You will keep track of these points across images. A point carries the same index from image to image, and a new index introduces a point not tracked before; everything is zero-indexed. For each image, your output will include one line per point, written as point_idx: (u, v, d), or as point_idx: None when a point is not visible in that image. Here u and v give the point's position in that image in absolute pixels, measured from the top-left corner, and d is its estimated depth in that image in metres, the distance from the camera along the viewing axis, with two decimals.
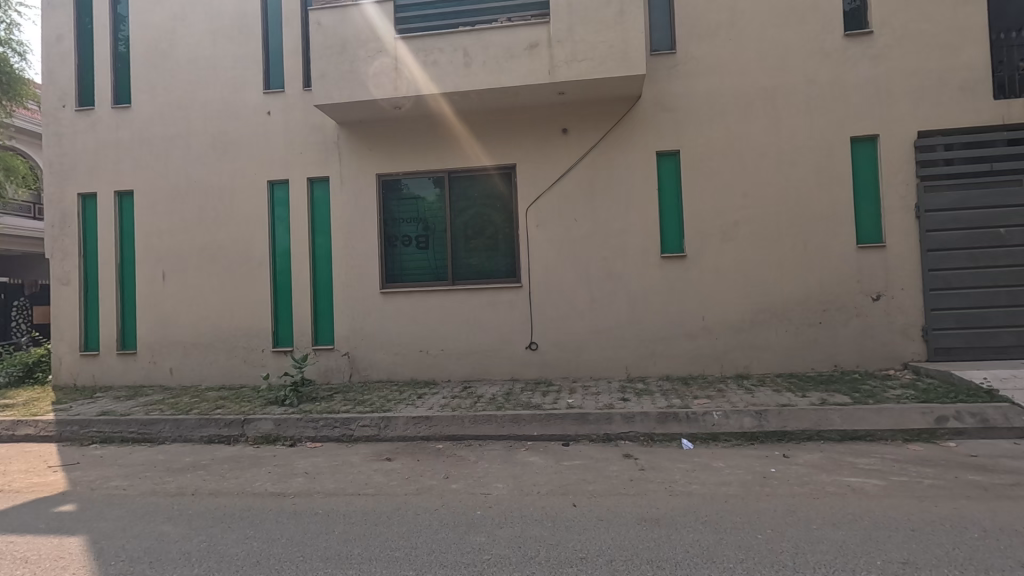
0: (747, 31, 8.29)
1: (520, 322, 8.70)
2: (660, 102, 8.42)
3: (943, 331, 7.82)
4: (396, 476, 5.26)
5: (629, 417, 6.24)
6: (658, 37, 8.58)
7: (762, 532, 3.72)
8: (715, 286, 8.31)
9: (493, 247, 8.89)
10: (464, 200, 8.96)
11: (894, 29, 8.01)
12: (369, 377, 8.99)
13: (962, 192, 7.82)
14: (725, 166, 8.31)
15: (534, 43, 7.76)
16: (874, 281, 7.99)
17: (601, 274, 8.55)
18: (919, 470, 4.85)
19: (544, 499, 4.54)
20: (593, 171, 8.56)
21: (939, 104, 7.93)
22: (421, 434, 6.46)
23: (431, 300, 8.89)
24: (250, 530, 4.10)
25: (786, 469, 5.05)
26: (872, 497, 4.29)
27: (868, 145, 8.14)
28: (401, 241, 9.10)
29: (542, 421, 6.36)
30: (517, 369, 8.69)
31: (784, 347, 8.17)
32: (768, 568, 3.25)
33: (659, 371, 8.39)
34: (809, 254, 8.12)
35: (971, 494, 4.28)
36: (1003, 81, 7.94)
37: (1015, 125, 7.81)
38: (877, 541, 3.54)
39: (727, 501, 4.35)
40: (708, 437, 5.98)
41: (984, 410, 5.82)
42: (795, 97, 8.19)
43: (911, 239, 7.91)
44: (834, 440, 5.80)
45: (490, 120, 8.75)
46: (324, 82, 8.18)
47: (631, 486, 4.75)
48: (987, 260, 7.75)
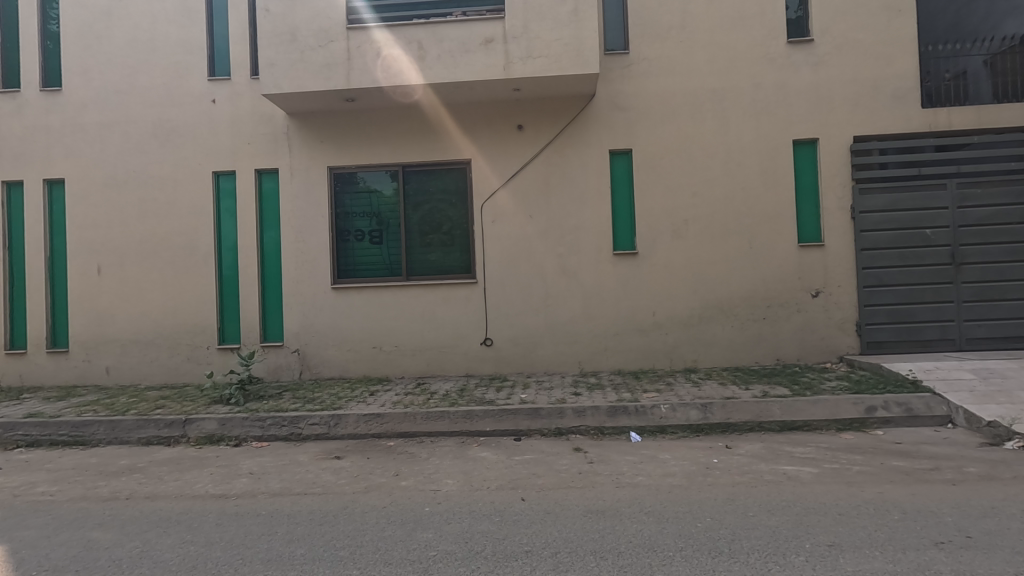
0: (697, 34, 8.52)
1: (474, 319, 8.70)
2: (613, 101, 8.56)
3: (875, 326, 8.26)
4: (345, 475, 5.18)
5: (580, 411, 6.33)
6: (612, 36, 8.72)
7: (702, 520, 3.85)
8: (666, 283, 8.52)
9: (449, 243, 8.84)
10: (419, 195, 8.87)
11: (833, 38, 8.39)
12: (320, 374, 8.81)
13: (893, 194, 8.27)
14: (676, 166, 8.52)
15: (489, 38, 7.73)
16: (813, 278, 8.36)
17: (556, 270, 8.63)
18: (849, 457, 5.13)
19: (493, 493, 4.56)
20: (549, 168, 8.62)
21: (874, 110, 8.35)
22: (373, 432, 6.39)
23: (385, 296, 8.78)
24: (188, 533, 3.96)
25: (728, 459, 5.24)
26: (805, 484, 4.51)
27: (808, 148, 8.50)
28: (354, 235, 8.93)
29: (495, 417, 6.37)
30: (472, 365, 8.69)
31: (730, 343, 8.46)
32: (707, 555, 3.36)
33: (611, 366, 8.56)
34: (754, 252, 8.44)
35: (895, 479, 4.56)
36: (931, 91, 8.40)
37: (941, 132, 8.29)
38: (807, 525, 3.72)
39: (671, 491, 4.48)
40: (656, 429, 6.16)
41: (909, 400, 6.19)
42: (742, 100, 8.47)
43: (848, 238, 8.32)
44: (773, 430, 6.06)
45: (445, 115, 8.69)
46: (273, 72, 7.93)
47: (580, 479, 4.83)
48: (916, 259, 8.20)
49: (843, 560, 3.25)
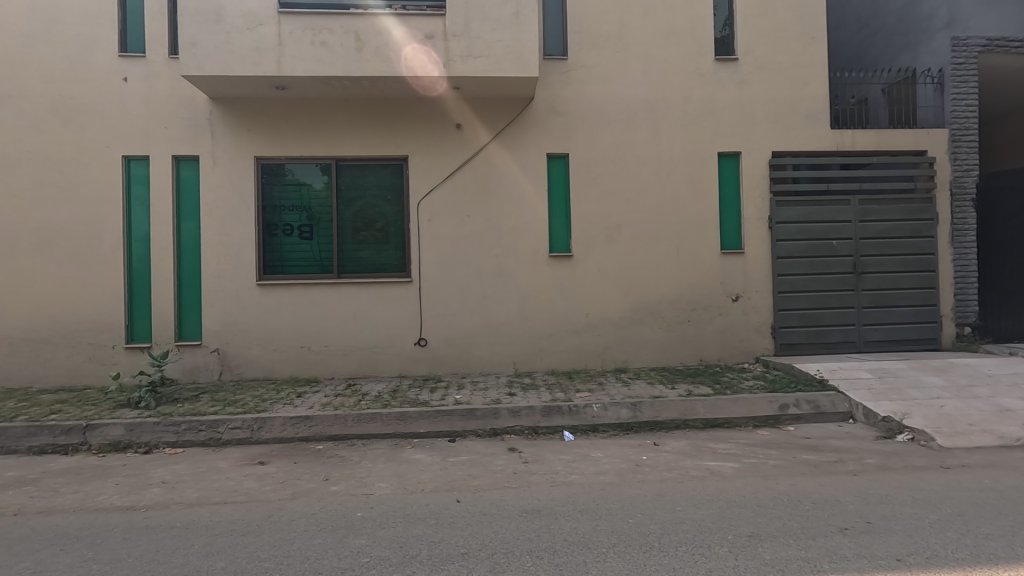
0: (633, 45, 8.81)
1: (409, 318, 8.54)
2: (552, 106, 8.69)
3: (787, 329, 8.87)
4: (271, 481, 4.92)
5: (515, 411, 6.36)
6: (551, 41, 8.87)
7: (633, 516, 3.98)
8: (599, 285, 8.74)
9: (383, 240, 8.63)
10: (352, 190, 8.60)
11: (756, 58, 8.94)
12: (242, 375, 8.35)
13: (805, 207, 8.90)
14: (610, 172, 8.77)
15: (429, 34, 7.62)
16: (734, 283, 8.87)
17: (492, 271, 8.63)
18: (766, 452, 5.48)
19: (428, 496, 4.49)
20: (487, 169, 8.62)
21: (790, 128, 8.95)
22: (300, 435, 6.12)
23: (314, 294, 8.43)
24: (89, 551, 3.61)
25: (656, 456, 5.46)
26: (727, 478, 4.77)
27: (732, 161, 9.00)
28: (282, 229, 8.52)
29: (429, 419, 6.29)
30: (405, 365, 8.54)
31: (658, 344, 8.81)
32: (638, 550, 3.47)
33: (545, 366, 8.67)
34: (681, 257, 8.83)
35: (805, 471, 4.92)
36: (839, 114, 9.19)
37: (847, 152, 9.01)
38: (729, 517, 3.93)
39: (603, 489, 4.59)
40: (588, 428, 6.30)
41: (818, 398, 6.70)
42: (673, 111, 8.85)
43: (765, 247, 8.88)
44: (697, 428, 6.37)
45: (382, 109, 8.48)
46: (195, 52, 7.41)
47: (515, 479, 4.86)
48: (824, 268, 8.87)
49: (761, 549, 3.45)
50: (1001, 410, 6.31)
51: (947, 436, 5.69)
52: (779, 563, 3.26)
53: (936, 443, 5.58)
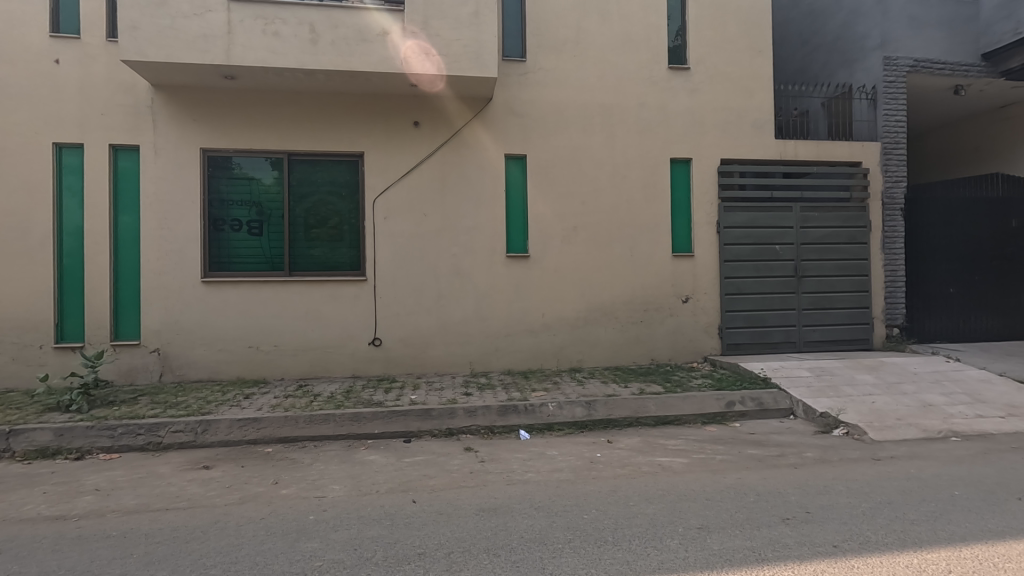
0: (590, 50, 8.97)
1: (362, 318, 8.38)
2: (510, 107, 8.74)
3: (734, 329, 9.22)
4: (216, 486, 4.72)
5: (471, 411, 6.36)
6: (510, 43, 8.92)
7: (588, 512, 4.05)
8: (554, 286, 8.84)
9: (337, 238, 8.44)
10: (305, 185, 8.38)
11: (706, 69, 9.27)
12: (185, 376, 7.98)
13: (750, 213, 9.29)
14: (566, 174, 8.88)
15: (387, 29, 7.50)
16: (684, 285, 9.15)
17: (448, 270, 8.59)
18: (714, 448, 5.69)
19: (383, 497, 4.42)
20: (445, 167, 8.57)
21: (738, 137, 9.32)
22: (247, 438, 5.90)
23: (264, 292, 8.16)
24: (13, 564, 3.36)
25: (610, 453, 5.57)
26: (677, 473, 4.92)
27: (683, 167, 9.28)
28: (229, 225, 8.21)
29: (383, 419, 6.19)
30: (359, 366, 8.37)
31: (612, 344, 8.99)
32: (593, 544, 3.54)
33: (501, 366, 8.70)
34: (634, 259, 9.04)
35: (750, 465, 5.14)
36: (783, 125, 9.67)
37: (790, 162, 9.45)
38: (680, 511, 4.06)
39: (558, 486, 4.65)
40: (544, 427, 6.36)
41: (761, 396, 7.00)
42: (628, 117, 9.06)
43: (713, 250, 9.21)
44: (649, 425, 6.55)
45: (337, 104, 8.30)
46: (137, 36, 7.03)
47: (471, 478, 4.86)
48: (768, 271, 9.27)
49: (710, 540, 3.58)
50: (925, 405, 6.78)
51: (877, 430, 6.07)
52: (727, 553, 3.38)
53: (868, 436, 5.94)
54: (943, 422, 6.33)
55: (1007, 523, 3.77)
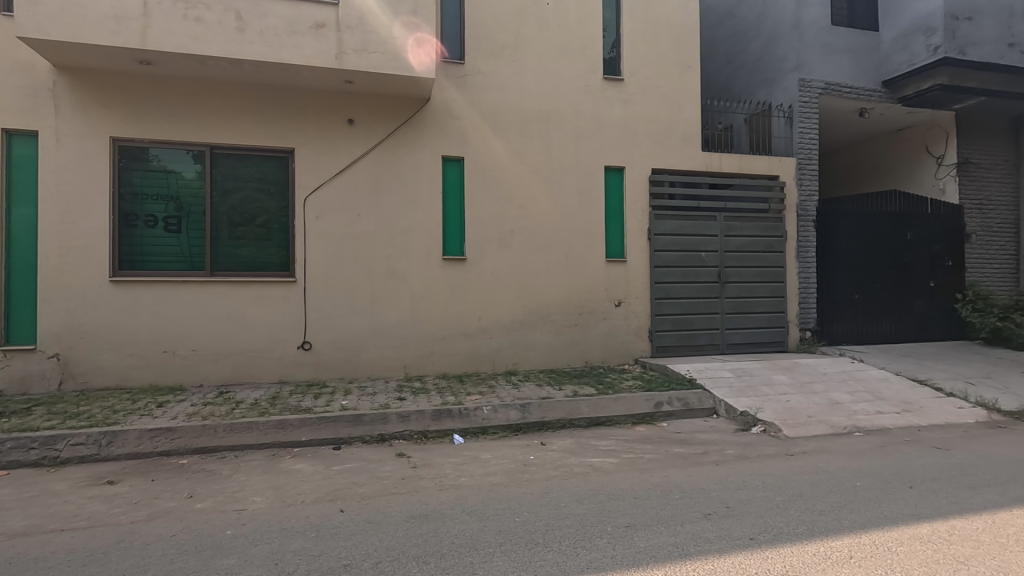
0: (528, 57, 9.07)
1: (291, 320, 8.04)
2: (448, 109, 8.68)
3: (663, 333, 9.58)
4: (121, 502, 4.36)
5: (405, 415, 6.25)
6: (448, 45, 8.87)
7: (519, 515, 4.06)
8: (491, 289, 8.84)
9: (264, 237, 8.06)
10: (229, 181, 7.95)
11: (639, 81, 9.60)
12: (88, 384, 7.37)
13: (679, 221, 9.68)
14: (504, 178, 8.92)
15: (320, 23, 7.25)
16: (617, 290, 9.41)
17: (383, 272, 8.40)
18: (642, 447, 5.87)
19: (309, 507, 4.24)
20: (380, 167, 8.38)
21: (668, 148, 9.70)
22: (160, 449, 5.51)
23: (181, 293, 7.65)
24: None
25: (543, 455, 5.62)
26: (607, 473, 5.03)
27: (617, 175, 9.55)
28: (144, 220, 7.66)
29: (312, 426, 5.95)
30: (287, 371, 8.02)
31: (547, 347, 9.09)
32: (523, 547, 3.55)
33: (436, 370, 8.59)
34: (569, 263, 9.20)
35: (676, 463, 5.34)
36: (709, 138, 10.20)
37: (716, 173, 9.94)
38: (610, 510, 4.14)
39: (491, 489, 4.65)
40: (478, 431, 6.34)
41: (687, 396, 7.30)
42: (564, 124, 9.22)
43: (645, 256, 9.52)
44: (581, 426, 6.67)
45: (266, 97, 7.94)
46: (36, 12, 6.43)
47: (403, 484, 4.75)
48: (695, 277, 9.70)
49: (636, 538, 3.68)
50: (833, 403, 7.31)
51: (791, 426, 6.48)
52: (652, 550, 3.49)
53: (782, 433, 6.33)
54: (848, 418, 6.85)
55: (901, 510, 4.11)
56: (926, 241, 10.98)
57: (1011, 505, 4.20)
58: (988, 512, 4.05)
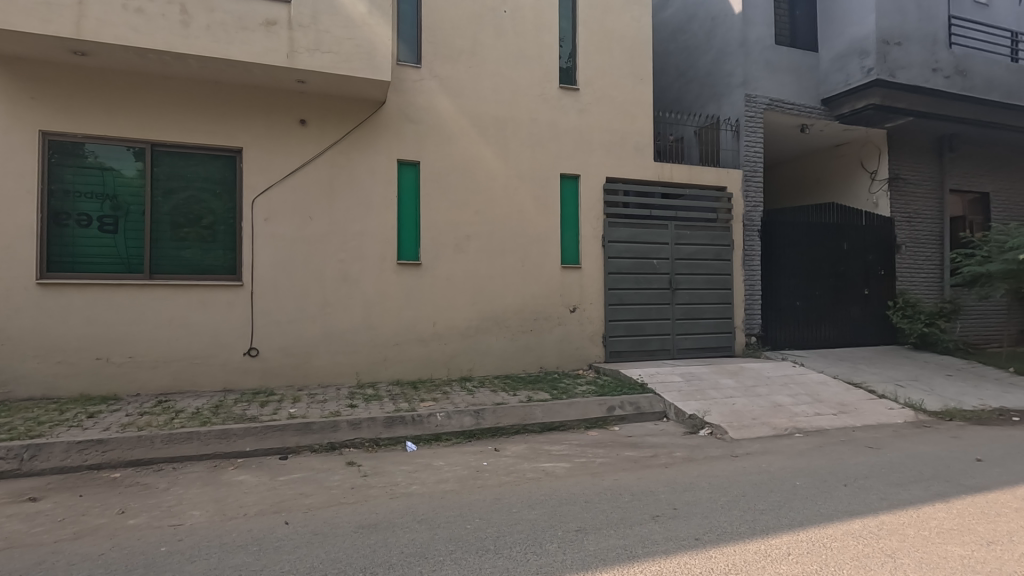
0: (485, 63, 9.10)
1: (237, 325, 7.75)
2: (403, 112, 8.60)
3: (616, 338, 9.75)
4: (44, 521, 4.08)
5: (356, 423, 6.12)
6: (405, 48, 8.80)
7: (471, 521, 4.04)
8: (446, 294, 8.78)
9: (209, 239, 7.75)
10: (173, 179, 7.62)
11: (594, 91, 9.79)
12: (11, 395, 6.89)
13: (633, 229, 9.89)
14: (460, 183, 8.90)
15: (271, 20, 7.06)
16: (571, 295, 9.52)
17: (335, 277, 8.21)
18: (594, 451, 5.95)
19: (252, 520, 4.08)
20: (333, 169, 8.21)
21: (622, 157, 9.91)
22: (90, 463, 5.19)
23: (117, 297, 7.25)
24: None
25: (496, 461, 5.61)
26: (559, 478, 5.08)
27: (572, 182, 9.69)
28: (76, 220, 7.24)
29: (257, 436, 5.75)
30: (231, 378, 7.72)
31: (502, 352, 9.10)
32: (474, 554, 3.52)
33: (389, 376, 8.46)
34: (525, 269, 9.25)
35: (627, 466, 5.44)
36: (662, 148, 10.53)
37: (667, 183, 10.22)
38: (561, 515, 4.17)
39: (443, 496, 4.60)
40: (431, 437, 6.27)
41: (639, 400, 7.46)
42: (521, 131, 9.29)
43: (599, 262, 9.68)
44: (535, 431, 6.70)
45: (213, 94, 7.66)
46: None
47: (352, 494, 4.63)
48: (647, 283, 9.92)
49: (586, 541, 3.71)
50: (776, 405, 7.62)
51: (736, 429, 6.71)
52: (601, 553, 3.53)
53: (728, 435, 6.54)
54: (789, 419, 7.16)
55: (835, 507, 4.32)
56: (861, 251, 11.62)
57: (934, 499, 4.49)
58: (913, 507, 4.30)
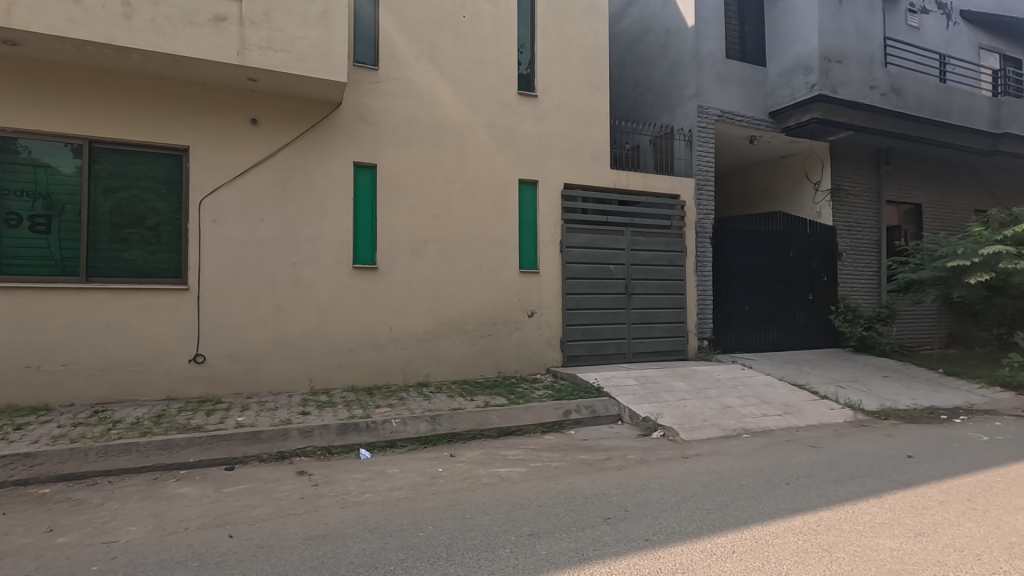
0: (443, 67, 9.09)
1: (182, 331, 7.45)
2: (360, 114, 8.47)
3: (573, 342, 9.86)
4: None
5: (307, 431, 5.97)
6: (362, 49, 8.69)
7: (424, 529, 4.00)
8: (403, 299, 8.69)
9: (153, 241, 7.44)
10: (114, 178, 7.30)
11: (552, 98, 9.91)
12: None
13: (590, 235, 10.04)
14: (418, 187, 8.84)
15: (221, 16, 6.85)
16: (529, 300, 9.57)
17: (287, 281, 8.00)
18: (549, 455, 5.99)
19: (192, 535, 3.92)
20: (286, 170, 8.01)
21: (579, 164, 10.06)
22: (16, 479, 4.88)
23: (50, 301, 6.86)
24: None
25: (451, 467, 5.58)
26: (514, 482, 5.09)
27: (530, 188, 9.76)
28: (5, 219, 6.83)
29: (201, 446, 5.54)
30: (176, 386, 7.41)
31: (460, 357, 9.06)
32: (425, 563, 3.49)
33: (344, 382, 8.29)
34: (483, 273, 9.26)
35: (581, 470, 5.50)
36: (618, 156, 10.79)
37: (623, 190, 10.44)
38: (514, 519, 4.18)
39: (396, 504, 4.54)
40: (386, 445, 6.18)
41: (594, 404, 7.57)
42: (479, 136, 9.31)
43: (557, 268, 9.78)
44: (491, 437, 6.69)
45: (158, 90, 7.37)
46: None
47: (301, 504, 4.51)
48: (604, 288, 10.08)
49: (538, 546, 3.73)
50: (725, 407, 7.87)
51: (687, 430, 6.89)
52: (553, 556, 3.56)
53: (679, 437, 6.71)
54: (737, 421, 7.40)
55: (778, 505, 4.48)
56: (806, 258, 12.15)
57: (868, 495, 4.73)
58: (850, 503, 4.51)
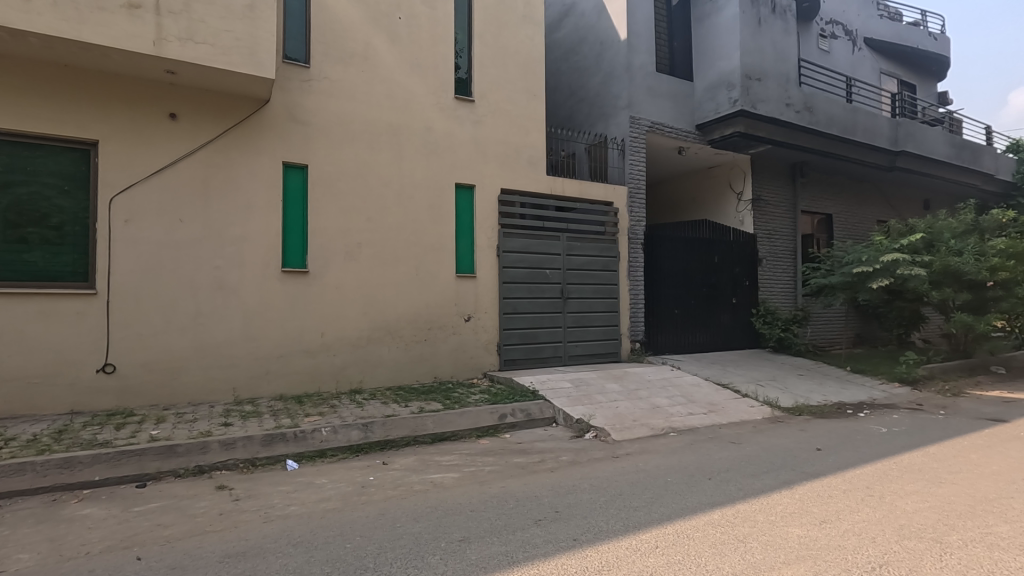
0: (378, 67, 8.94)
1: (89, 339, 6.90)
2: (289, 112, 8.19)
3: (510, 346, 9.92)
4: None
5: (229, 443, 5.69)
6: (292, 46, 8.40)
7: (351, 540, 3.90)
8: (335, 303, 8.45)
9: (56, 241, 6.88)
10: (11, 172, 6.69)
11: (489, 103, 9.96)
12: None
13: (527, 240, 10.15)
14: (351, 189, 8.64)
15: (135, 3, 6.43)
16: (466, 305, 9.55)
17: (210, 285, 7.58)
18: (483, 460, 5.99)
19: (94, 559, 3.63)
20: (208, 169, 7.61)
21: (516, 169, 10.16)
22: None
23: None
24: None
25: (383, 475, 5.47)
26: (447, 488, 5.06)
27: (467, 192, 9.76)
28: None
29: (108, 463, 5.15)
30: (81, 399, 6.85)
31: (395, 363, 8.91)
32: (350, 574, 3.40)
33: (272, 390, 7.95)
34: (419, 278, 9.15)
35: (515, 473, 5.54)
36: (555, 163, 10.98)
37: (559, 197, 10.63)
38: (446, 525, 4.16)
39: (322, 516, 4.40)
40: (315, 454, 5.97)
41: (529, 407, 7.65)
42: (415, 139, 9.21)
43: (494, 272, 9.82)
44: (425, 443, 6.62)
45: (63, 78, 6.81)
46: None
47: (220, 521, 4.28)
48: (541, 293, 10.21)
49: (468, 551, 3.72)
50: (654, 407, 8.17)
51: (618, 431, 7.09)
52: (482, 561, 3.56)
53: (611, 437, 6.90)
54: (665, 420, 7.69)
55: (700, 500, 4.69)
56: (730, 264, 12.82)
57: (781, 487, 5.04)
58: (764, 495, 4.79)
